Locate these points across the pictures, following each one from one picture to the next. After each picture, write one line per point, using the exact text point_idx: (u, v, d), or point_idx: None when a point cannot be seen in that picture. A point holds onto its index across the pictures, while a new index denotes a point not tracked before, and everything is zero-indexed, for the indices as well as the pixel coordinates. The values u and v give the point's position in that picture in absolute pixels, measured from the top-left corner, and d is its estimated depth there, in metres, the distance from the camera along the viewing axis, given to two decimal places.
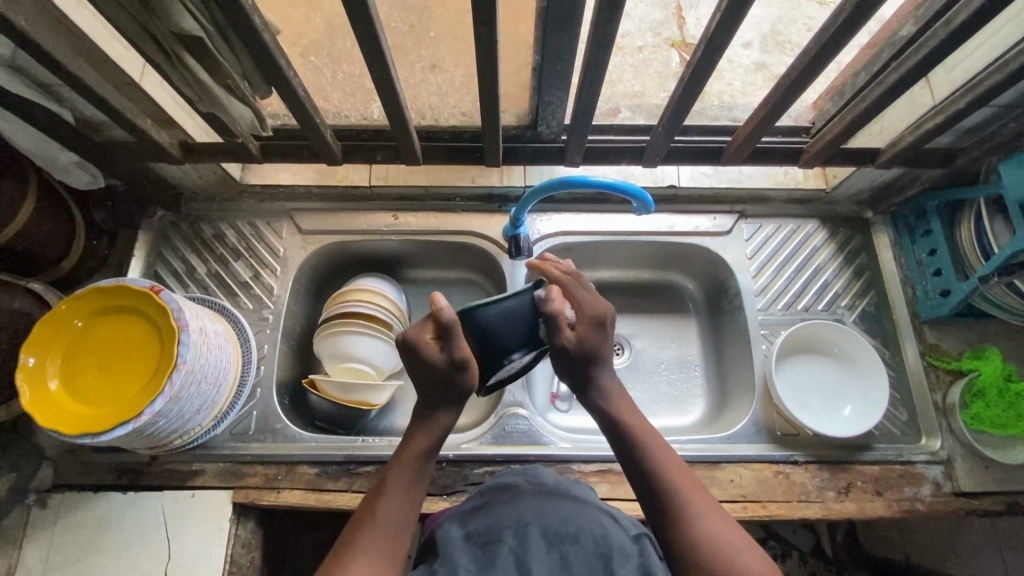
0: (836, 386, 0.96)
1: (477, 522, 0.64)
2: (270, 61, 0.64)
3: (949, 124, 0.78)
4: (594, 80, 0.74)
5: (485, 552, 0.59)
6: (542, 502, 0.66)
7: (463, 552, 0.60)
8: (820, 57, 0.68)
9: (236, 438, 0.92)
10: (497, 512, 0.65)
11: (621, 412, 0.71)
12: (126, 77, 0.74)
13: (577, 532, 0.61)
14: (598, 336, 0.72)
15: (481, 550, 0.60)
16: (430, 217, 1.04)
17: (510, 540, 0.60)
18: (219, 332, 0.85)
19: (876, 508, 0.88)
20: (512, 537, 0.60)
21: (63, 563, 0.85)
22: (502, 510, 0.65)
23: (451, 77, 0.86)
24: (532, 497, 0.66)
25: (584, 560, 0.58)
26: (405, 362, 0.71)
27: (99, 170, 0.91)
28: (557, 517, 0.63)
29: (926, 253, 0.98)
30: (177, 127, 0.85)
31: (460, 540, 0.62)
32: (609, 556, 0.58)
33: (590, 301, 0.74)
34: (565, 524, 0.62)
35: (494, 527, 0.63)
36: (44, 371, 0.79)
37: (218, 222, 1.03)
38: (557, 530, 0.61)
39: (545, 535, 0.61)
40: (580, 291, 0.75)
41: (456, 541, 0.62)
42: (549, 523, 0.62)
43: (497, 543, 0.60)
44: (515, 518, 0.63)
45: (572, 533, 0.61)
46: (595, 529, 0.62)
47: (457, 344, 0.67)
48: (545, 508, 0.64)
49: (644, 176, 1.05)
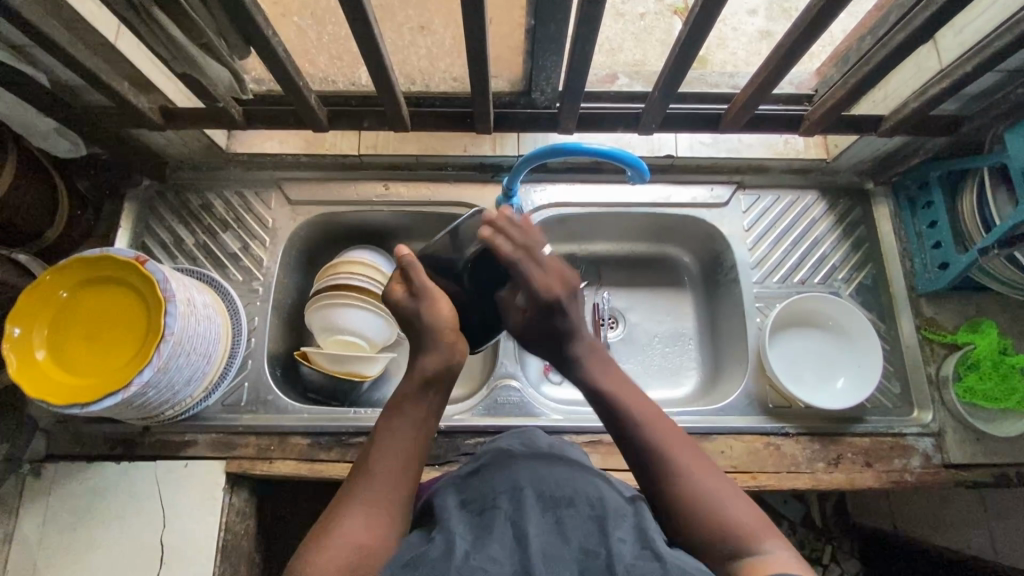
0: (831, 360, 0.96)
1: (472, 490, 0.63)
2: (246, 18, 0.62)
3: (954, 89, 0.75)
4: (587, 42, 0.71)
5: (482, 518, 0.58)
6: (536, 467, 0.64)
7: (459, 518, 0.58)
8: (820, 19, 0.66)
9: (228, 409, 0.92)
10: (491, 479, 0.63)
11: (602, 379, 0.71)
12: (100, 37, 0.70)
13: (572, 495, 0.60)
14: (550, 319, 0.72)
15: (477, 517, 0.59)
16: (421, 188, 1.02)
17: (506, 505, 0.59)
18: (208, 303, 0.84)
19: (865, 479, 0.88)
20: (508, 502, 0.59)
21: (59, 532, 0.86)
22: (496, 477, 0.64)
23: (440, 40, 0.82)
24: (525, 462, 0.65)
25: (580, 522, 0.57)
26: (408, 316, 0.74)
27: (80, 138, 0.89)
28: (552, 480, 0.62)
29: (926, 226, 0.96)
30: (157, 92, 0.82)
31: (455, 507, 0.61)
32: (605, 519, 0.57)
33: (546, 280, 0.71)
34: (560, 487, 0.61)
35: (488, 493, 0.61)
36: (31, 342, 0.78)
37: (205, 192, 1.01)
38: (552, 493, 0.60)
39: (540, 498, 0.59)
40: (529, 271, 0.71)
41: (452, 509, 0.60)
42: (544, 487, 0.61)
43: (492, 509, 0.59)
44: (510, 483, 0.61)
45: (567, 496, 0.60)
46: (590, 492, 0.61)
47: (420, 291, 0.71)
48: (540, 473, 0.63)
49: (640, 144, 1.02)
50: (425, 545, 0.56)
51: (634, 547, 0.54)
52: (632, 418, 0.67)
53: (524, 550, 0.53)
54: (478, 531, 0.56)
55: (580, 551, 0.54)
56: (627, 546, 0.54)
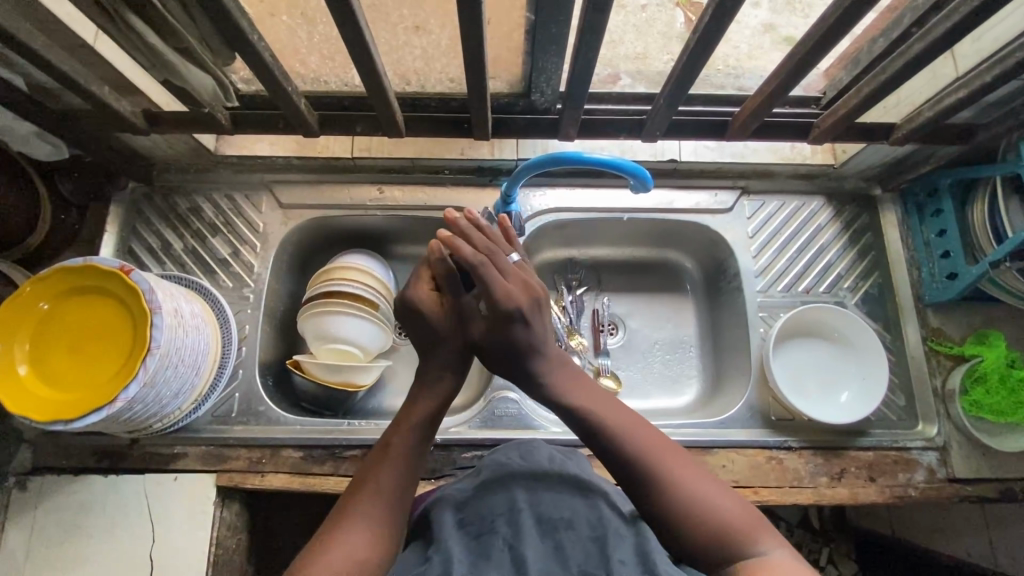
0: (834, 371, 0.94)
1: (470, 508, 0.61)
2: (231, 23, 0.58)
3: (972, 99, 0.73)
4: (591, 46, 0.67)
5: (479, 543, 0.56)
6: (535, 485, 0.63)
7: (455, 540, 0.57)
8: (837, 27, 0.63)
9: (219, 420, 0.90)
10: (490, 498, 0.62)
11: (568, 390, 0.66)
12: (77, 40, 0.67)
13: (570, 517, 0.59)
14: (501, 331, 0.67)
15: (474, 540, 0.57)
16: (416, 191, 0.99)
17: (505, 529, 0.57)
18: (196, 313, 0.82)
19: (869, 494, 0.87)
20: (507, 526, 0.58)
21: (45, 546, 0.84)
22: (495, 496, 0.62)
23: (437, 40, 0.78)
24: (524, 479, 0.64)
25: (580, 544, 0.56)
26: (406, 320, 0.73)
27: (61, 140, 0.83)
28: (551, 502, 0.61)
29: (935, 234, 0.94)
30: (140, 94, 0.78)
31: (452, 526, 0.59)
32: (605, 540, 0.56)
33: (507, 287, 0.68)
34: (559, 509, 0.60)
35: (486, 515, 0.60)
36: (12, 356, 0.76)
37: (194, 195, 0.98)
38: (551, 516, 0.59)
39: (538, 521, 0.58)
40: (491, 277, 0.68)
41: (450, 528, 0.59)
42: (543, 509, 0.60)
43: (490, 533, 0.57)
44: (508, 504, 0.60)
45: (566, 519, 0.59)
46: (589, 514, 0.60)
47: (455, 296, 0.71)
48: (539, 493, 0.62)
49: (644, 150, 1.00)
50: (423, 565, 0.55)
51: (634, 570, 0.53)
52: (611, 429, 0.62)
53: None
54: (475, 555, 0.55)
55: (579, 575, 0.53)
56: (627, 568, 0.53)
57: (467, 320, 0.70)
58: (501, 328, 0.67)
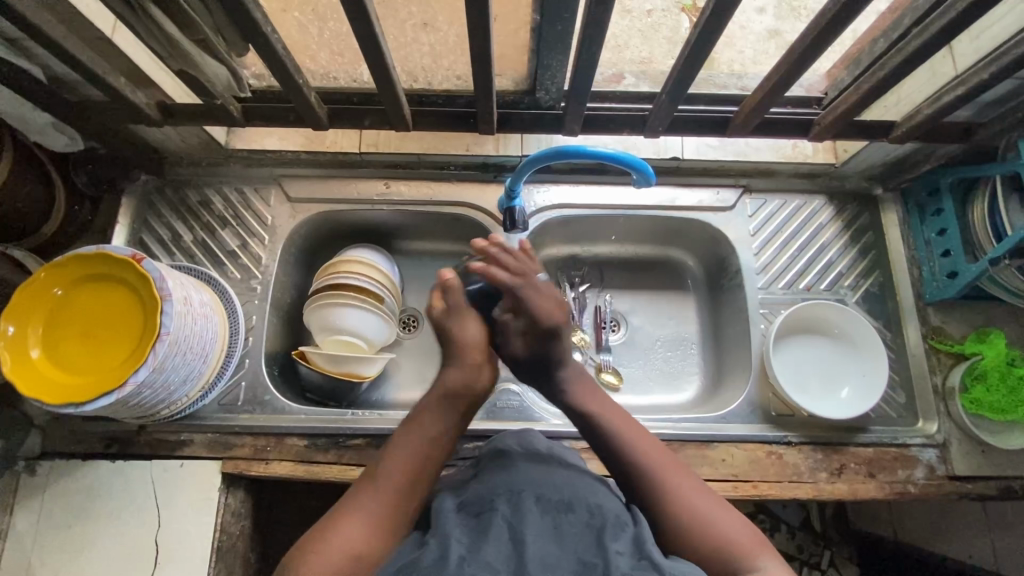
0: (834, 368, 0.95)
1: (470, 491, 0.62)
2: (244, 15, 0.60)
3: (970, 96, 0.74)
4: (594, 41, 0.69)
5: (478, 523, 0.57)
6: (535, 470, 0.63)
7: (455, 522, 0.57)
8: (834, 24, 0.64)
9: (225, 408, 0.91)
10: (489, 480, 0.62)
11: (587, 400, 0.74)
12: (97, 32, 0.69)
13: (570, 500, 0.59)
14: (546, 347, 0.72)
15: (473, 521, 0.57)
16: (421, 187, 1.01)
17: (504, 507, 0.57)
18: (206, 302, 0.83)
19: (868, 490, 0.87)
20: (506, 506, 0.58)
21: (51, 530, 0.85)
22: (495, 477, 0.63)
23: (445, 37, 0.80)
24: (524, 463, 0.65)
25: (578, 529, 0.56)
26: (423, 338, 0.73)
27: (77, 133, 0.88)
28: (551, 484, 0.61)
29: (935, 233, 0.94)
30: (155, 87, 0.80)
31: (452, 510, 0.59)
32: (603, 529, 0.56)
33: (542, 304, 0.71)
34: (559, 491, 0.60)
35: (485, 495, 0.60)
36: (25, 339, 0.78)
37: (204, 188, 1.00)
38: (550, 497, 0.59)
39: (537, 502, 0.58)
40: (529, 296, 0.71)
41: (448, 512, 0.59)
42: (542, 490, 0.60)
43: (489, 512, 0.57)
44: (508, 485, 0.60)
45: (566, 501, 0.59)
46: (589, 498, 0.60)
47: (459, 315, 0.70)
48: (538, 476, 0.62)
49: (647, 147, 1.00)
50: (420, 549, 0.55)
51: (632, 561, 0.54)
52: (624, 444, 0.69)
53: (521, 561, 0.52)
54: (474, 535, 0.55)
55: (577, 561, 0.53)
56: (625, 559, 0.54)
57: (504, 336, 0.73)
58: (545, 344, 0.72)
